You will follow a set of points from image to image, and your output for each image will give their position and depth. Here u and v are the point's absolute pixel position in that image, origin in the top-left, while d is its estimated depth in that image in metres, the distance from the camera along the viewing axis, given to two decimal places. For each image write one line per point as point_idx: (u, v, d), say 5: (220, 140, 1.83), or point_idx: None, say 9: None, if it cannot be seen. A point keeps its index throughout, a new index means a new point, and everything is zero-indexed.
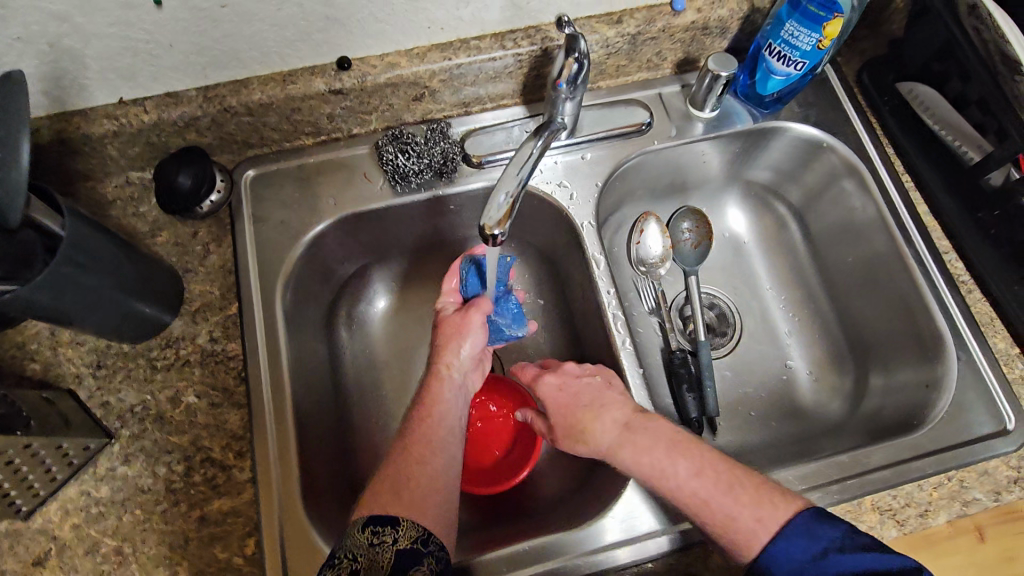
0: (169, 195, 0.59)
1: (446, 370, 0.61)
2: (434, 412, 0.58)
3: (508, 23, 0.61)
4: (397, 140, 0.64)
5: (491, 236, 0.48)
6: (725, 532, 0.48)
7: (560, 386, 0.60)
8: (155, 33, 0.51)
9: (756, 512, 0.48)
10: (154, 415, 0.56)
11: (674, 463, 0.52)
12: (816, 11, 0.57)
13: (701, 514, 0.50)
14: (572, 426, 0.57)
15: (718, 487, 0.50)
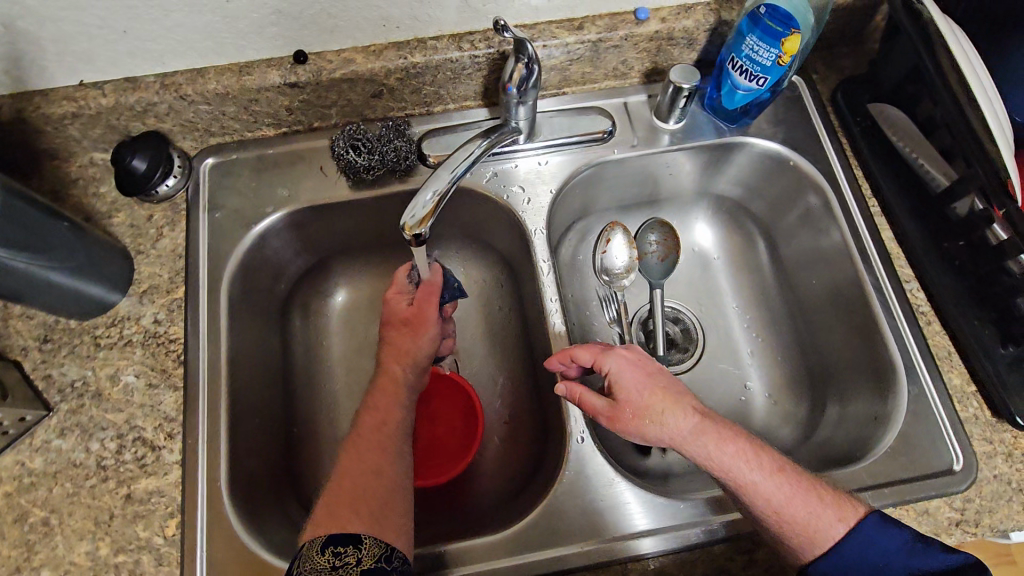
0: (124, 178, 0.61)
1: (400, 372, 0.59)
2: (387, 421, 0.56)
3: (466, 24, 0.61)
4: (349, 137, 0.64)
5: (414, 236, 0.51)
6: (807, 533, 0.49)
7: (638, 368, 0.56)
8: (109, 18, 0.52)
9: (841, 513, 0.50)
10: (92, 391, 0.57)
11: (753, 459, 0.52)
12: (775, 27, 0.56)
13: (775, 516, 0.50)
14: (655, 412, 0.53)
15: (793, 487, 0.51)
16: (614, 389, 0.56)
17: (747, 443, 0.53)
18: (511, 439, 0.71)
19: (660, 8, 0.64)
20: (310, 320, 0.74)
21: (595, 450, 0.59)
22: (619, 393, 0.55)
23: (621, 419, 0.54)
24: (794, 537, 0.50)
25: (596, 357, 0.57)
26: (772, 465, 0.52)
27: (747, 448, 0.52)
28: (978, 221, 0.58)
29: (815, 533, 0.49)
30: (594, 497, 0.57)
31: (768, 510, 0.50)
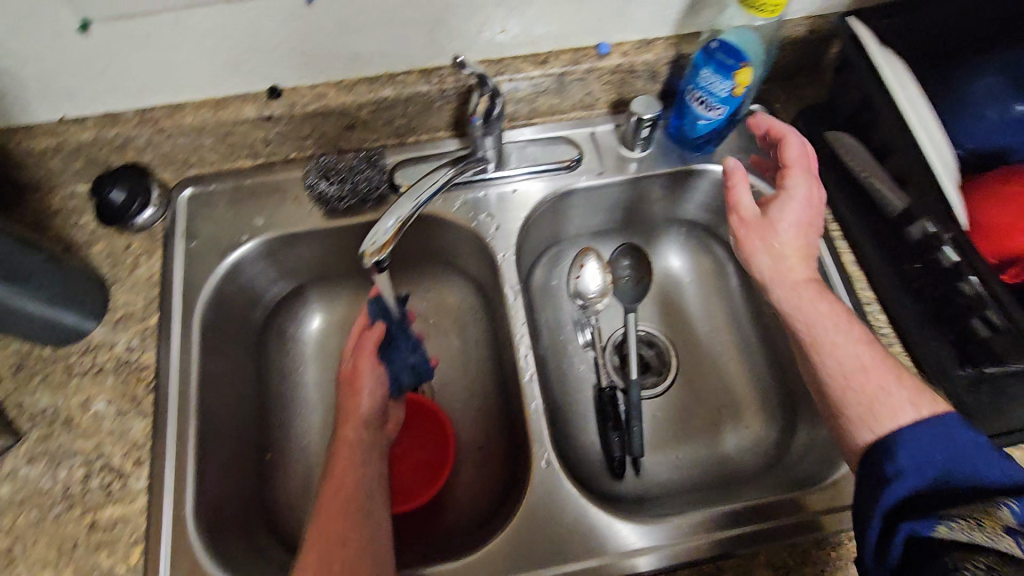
0: (103, 209, 0.63)
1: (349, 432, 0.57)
2: (343, 484, 0.52)
3: (434, 60, 0.64)
4: (320, 168, 0.67)
5: (373, 261, 0.52)
6: (876, 404, 0.48)
7: (813, 198, 0.58)
8: (88, 57, 0.55)
9: (916, 399, 0.47)
10: (62, 418, 0.58)
11: (843, 328, 0.52)
12: (726, 60, 0.59)
13: (856, 371, 0.50)
14: (791, 194, 0.58)
15: (881, 371, 0.49)
16: (766, 207, 0.59)
17: (850, 316, 0.53)
18: (484, 465, 0.71)
19: (622, 43, 0.67)
20: (285, 346, 0.74)
21: (560, 475, 0.59)
22: (774, 209, 0.57)
23: (753, 226, 0.58)
24: (863, 416, 0.48)
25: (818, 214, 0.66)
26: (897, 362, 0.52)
27: (846, 313, 0.54)
28: (930, 245, 0.59)
29: (875, 412, 0.48)
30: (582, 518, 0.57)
31: (840, 373, 0.51)
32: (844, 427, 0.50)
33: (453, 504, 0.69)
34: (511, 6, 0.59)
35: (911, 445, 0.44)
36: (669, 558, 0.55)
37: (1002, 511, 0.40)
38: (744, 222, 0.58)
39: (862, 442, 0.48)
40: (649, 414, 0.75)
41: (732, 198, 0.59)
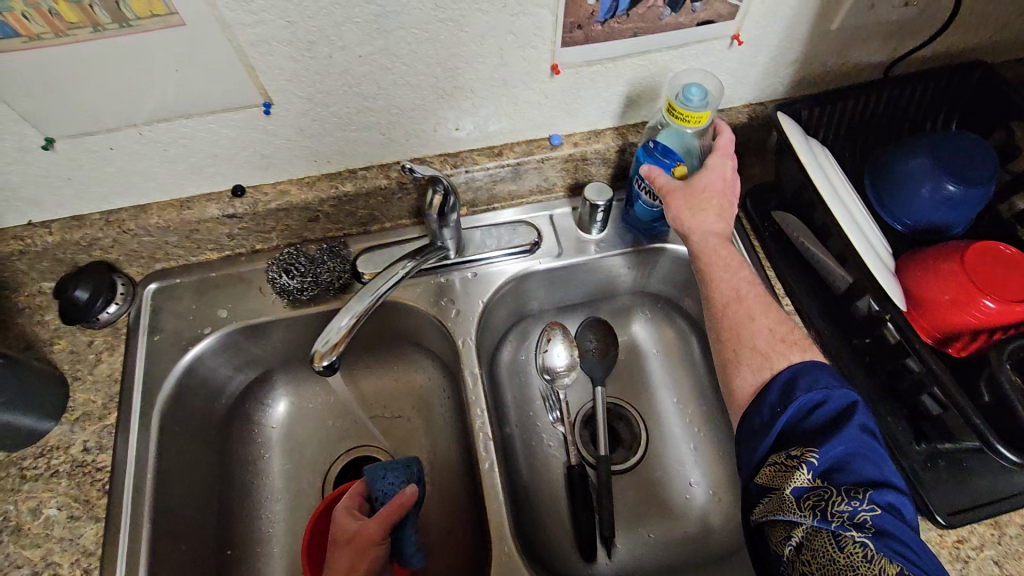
0: (66, 308, 0.64)
1: None
2: None
3: (393, 156, 0.67)
4: (281, 262, 0.67)
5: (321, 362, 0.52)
6: (745, 335, 0.57)
7: (733, 173, 0.63)
8: (54, 169, 0.57)
9: (773, 325, 0.57)
10: (12, 526, 0.57)
11: (733, 268, 0.61)
12: (662, 158, 0.64)
13: (734, 303, 0.59)
14: (717, 166, 0.62)
15: (755, 304, 0.59)
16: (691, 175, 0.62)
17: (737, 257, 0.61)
18: (452, 552, 0.69)
19: (573, 134, 0.70)
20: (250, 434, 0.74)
21: (522, 568, 0.59)
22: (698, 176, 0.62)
23: (680, 195, 0.62)
24: (731, 335, 0.58)
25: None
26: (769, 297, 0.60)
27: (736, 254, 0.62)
28: (876, 321, 0.61)
29: (746, 344, 0.56)
30: None
31: (724, 307, 0.60)
32: (725, 357, 0.58)
33: None
34: (462, 108, 0.63)
35: (772, 396, 0.52)
36: None
37: (800, 472, 0.46)
38: (672, 194, 0.62)
39: (742, 381, 0.55)
40: (619, 492, 0.74)
41: (655, 183, 0.63)
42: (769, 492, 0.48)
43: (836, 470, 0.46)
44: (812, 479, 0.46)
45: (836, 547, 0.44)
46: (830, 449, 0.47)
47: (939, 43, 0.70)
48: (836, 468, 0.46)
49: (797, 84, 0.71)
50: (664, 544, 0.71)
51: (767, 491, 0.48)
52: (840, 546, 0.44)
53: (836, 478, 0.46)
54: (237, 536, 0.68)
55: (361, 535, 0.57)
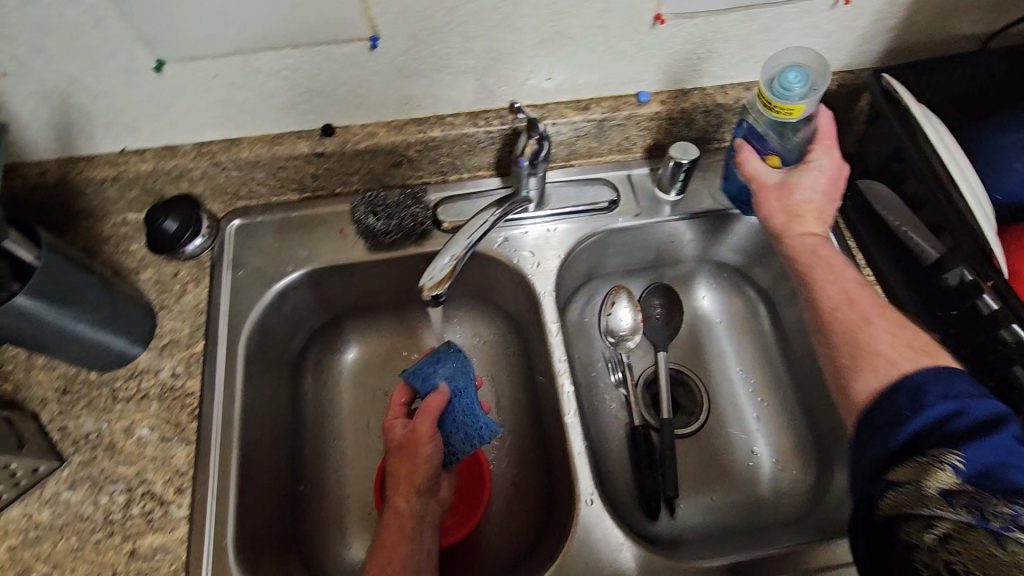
0: (154, 238, 0.64)
1: (404, 506, 0.58)
2: (393, 559, 0.54)
3: (482, 103, 0.67)
4: (369, 202, 0.68)
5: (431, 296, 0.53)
6: (864, 339, 0.54)
7: (838, 168, 0.61)
8: (156, 94, 0.58)
9: (895, 330, 0.54)
10: (106, 443, 0.58)
11: (839, 271, 0.58)
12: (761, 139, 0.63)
13: (844, 303, 0.57)
14: (820, 163, 0.60)
15: (871, 305, 0.56)
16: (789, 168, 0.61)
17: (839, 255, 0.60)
18: (516, 503, 0.70)
19: (661, 91, 0.69)
20: (321, 375, 0.75)
21: (603, 514, 0.59)
22: (796, 172, 0.60)
23: (773, 190, 0.61)
24: (847, 340, 0.55)
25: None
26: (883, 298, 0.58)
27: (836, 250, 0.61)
28: (969, 293, 0.60)
29: (867, 348, 0.53)
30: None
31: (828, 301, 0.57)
32: (843, 366, 0.55)
33: (482, 546, 0.68)
34: (559, 56, 0.62)
35: (902, 401, 0.48)
36: None
37: (944, 472, 0.43)
38: (763, 187, 0.62)
39: (861, 390, 0.52)
40: (682, 454, 0.75)
41: (748, 170, 0.62)
42: (902, 486, 0.44)
43: (985, 476, 0.42)
44: (960, 482, 0.42)
45: (990, 547, 0.40)
46: (978, 454, 0.43)
47: None
48: (986, 474, 0.42)
49: (893, 51, 0.69)
50: (726, 506, 0.72)
51: (898, 484, 0.44)
52: (995, 547, 0.40)
53: (985, 483, 0.42)
54: (310, 471, 0.69)
55: (411, 439, 0.59)
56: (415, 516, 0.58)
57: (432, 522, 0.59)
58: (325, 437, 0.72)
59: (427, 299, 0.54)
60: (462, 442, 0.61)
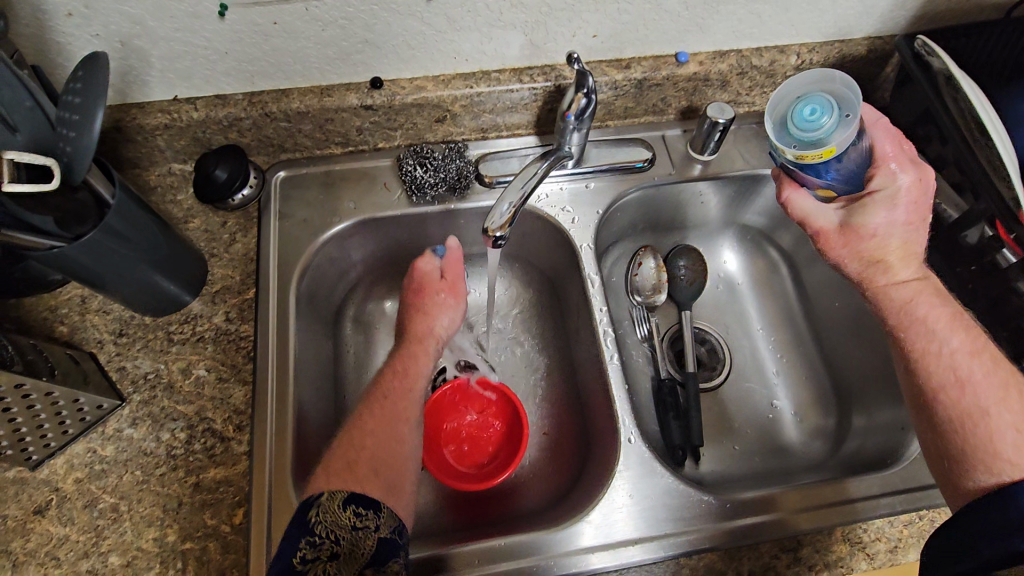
0: (204, 186, 0.65)
1: (434, 339, 0.67)
2: (413, 387, 0.62)
3: (527, 60, 0.68)
4: (416, 155, 0.70)
5: (492, 237, 0.55)
6: (979, 431, 0.50)
7: (912, 191, 0.55)
8: (215, 40, 0.58)
9: (1018, 423, 0.49)
10: (164, 383, 0.60)
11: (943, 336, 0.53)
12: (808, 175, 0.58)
13: (953, 385, 0.52)
14: (889, 195, 0.55)
15: (985, 376, 0.51)
16: (852, 210, 0.57)
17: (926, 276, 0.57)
18: (550, 450, 0.73)
19: (699, 53, 0.72)
20: (360, 327, 0.77)
21: (647, 453, 0.62)
22: (861, 214, 0.56)
23: (836, 235, 0.58)
24: (961, 426, 0.51)
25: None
26: (998, 349, 0.54)
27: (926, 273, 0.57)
28: (989, 247, 0.65)
29: (983, 434, 0.50)
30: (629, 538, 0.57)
31: (890, 304, 0.56)
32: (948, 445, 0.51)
33: (517, 491, 0.71)
34: (606, 14, 0.64)
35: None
36: (752, 531, 0.57)
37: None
38: (824, 232, 0.59)
39: (974, 484, 0.49)
40: (707, 406, 0.78)
41: (804, 218, 0.60)
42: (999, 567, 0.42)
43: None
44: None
45: None
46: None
47: None
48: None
49: (920, 20, 0.72)
50: (749, 454, 0.75)
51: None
52: None
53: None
54: None
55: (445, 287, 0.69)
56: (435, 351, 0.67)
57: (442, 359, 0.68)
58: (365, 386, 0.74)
59: (485, 241, 0.57)
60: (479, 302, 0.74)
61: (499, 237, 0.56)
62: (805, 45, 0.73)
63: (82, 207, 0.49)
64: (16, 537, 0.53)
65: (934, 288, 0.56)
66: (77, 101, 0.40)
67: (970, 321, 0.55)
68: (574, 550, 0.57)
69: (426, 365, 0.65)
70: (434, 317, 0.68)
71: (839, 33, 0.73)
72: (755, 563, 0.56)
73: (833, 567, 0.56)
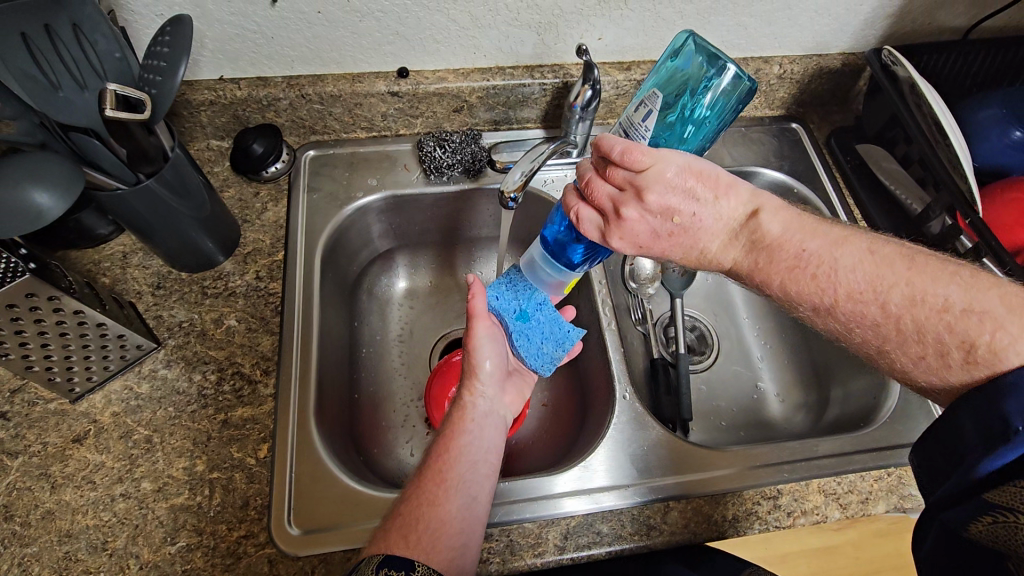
0: (242, 157, 0.72)
1: (470, 397, 0.63)
2: (452, 446, 0.59)
3: (538, 58, 0.76)
4: (436, 139, 0.78)
5: (507, 200, 0.62)
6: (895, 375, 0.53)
7: (641, 211, 0.53)
8: (263, 25, 0.66)
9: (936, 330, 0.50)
10: (197, 330, 0.65)
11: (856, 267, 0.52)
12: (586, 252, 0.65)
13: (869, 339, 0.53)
14: (631, 234, 0.55)
15: (876, 308, 0.51)
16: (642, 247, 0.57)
17: (742, 226, 0.56)
18: (550, 418, 0.79)
19: None
20: (374, 299, 0.83)
21: (638, 410, 0.67)
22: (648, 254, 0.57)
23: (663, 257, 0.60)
24: None
25: (626, 153, 0.52)
26: (860, 276, 0.52)
27: (738, 225, 0.56)
28: (950, 235, 0.71)
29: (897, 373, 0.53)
30: (618, 492, 0.61)
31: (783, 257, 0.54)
32: None
33: (521, 452, 0.76)
34: (611, 18, 0.72)
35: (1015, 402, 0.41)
36: (731, 483, 0.61)
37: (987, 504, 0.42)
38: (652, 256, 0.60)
39: None
40: (696, 384, 0.84)
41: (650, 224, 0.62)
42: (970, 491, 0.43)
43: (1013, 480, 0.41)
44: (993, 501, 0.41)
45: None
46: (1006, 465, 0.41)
47: (1013, 14, 0.80)
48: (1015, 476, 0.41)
49: (888, 39, 0.81)
50: (735, 428, 0.80)
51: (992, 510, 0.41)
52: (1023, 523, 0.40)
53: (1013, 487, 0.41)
54: (366, 382, 0.77)
55: (468, 340, 0.64)
56: (479, 409, 0.62)
57: (496, 417, 0.64)
58: (377, 353, 0.80)
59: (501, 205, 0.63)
60: (553, 349, 0.66)
61: (511, 200, 0.62)
62: (786, 56, 0.82)
63: (151, 152, 0.54)
64: (55, 462, 0.57)
65: (756, 250, 0.55)
66: (167, 49, 0.48)
67: (810, 266, 0.54)
68: (551, 496, 0.60)
69: (468, 435, 0.60)
70: (475, 358, 0.64)
71: (817, 47, 0.82)
72: (739, 510, 0.60)
73: (809, 514, 0.61)
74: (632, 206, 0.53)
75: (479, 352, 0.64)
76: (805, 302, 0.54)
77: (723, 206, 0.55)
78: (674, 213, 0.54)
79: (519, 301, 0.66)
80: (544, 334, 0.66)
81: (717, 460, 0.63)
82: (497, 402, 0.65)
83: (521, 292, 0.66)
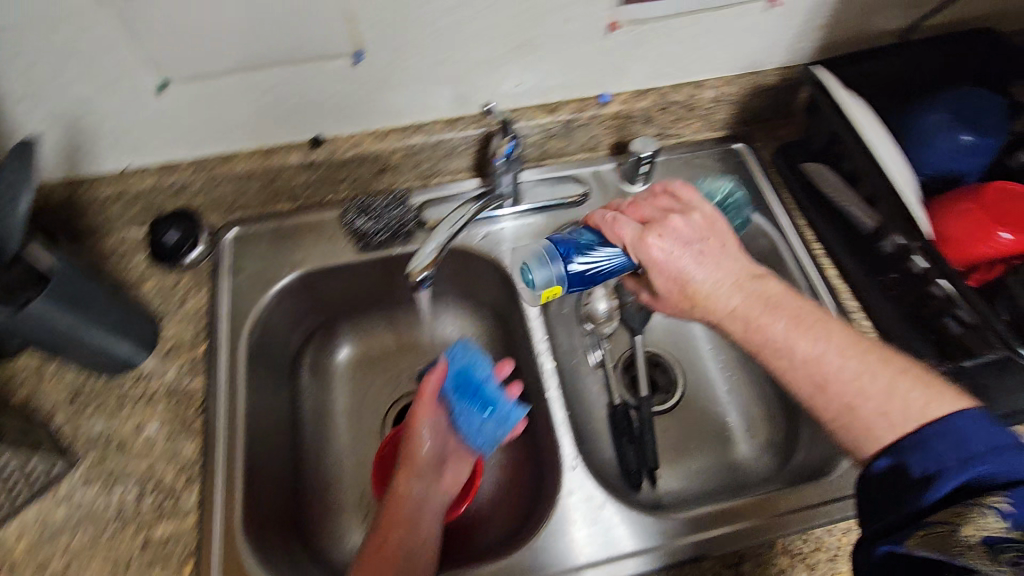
0: (157, 249, 0.69)
1: (405, 487, 0.60)
2: (386, 544, 0.55)
3: (458, 110, 0.73)
4: (358, 206, 0.74)
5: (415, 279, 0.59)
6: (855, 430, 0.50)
7: (692, 222, 0.58)
8: (157, 114, 0.63)
9: (888, 400, 0.49)
10: (116, 442, 0.61)
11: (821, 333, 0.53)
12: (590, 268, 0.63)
13: (819, 392, 0.52)
14: (676, 242, 0.57)
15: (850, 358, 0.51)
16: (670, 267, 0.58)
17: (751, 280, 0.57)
18: (508, 483, 0.75)
19: (621, 93, 0.76)
20: (318, 374, 0.79)
21: (587, 477, 0.64)
22: (674, 273, 0.57)
23: (676, 295, 0.58)
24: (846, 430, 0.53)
25: (684, 183, 0.63)
26: (847, 339, 0.53)
27: (749, 279, 0.57)
28: (904, 254, 0.66)
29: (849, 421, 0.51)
30: None
31: (764, 309, 0.55)
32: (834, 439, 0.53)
33: (480, 524, 0.72)
34: (527, 64, 0.68)
35: (938, 445, 0.44)
36: (685, 554, 0.59)
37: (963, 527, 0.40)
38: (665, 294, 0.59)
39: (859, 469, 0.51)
40: (660, 428, 0.80)
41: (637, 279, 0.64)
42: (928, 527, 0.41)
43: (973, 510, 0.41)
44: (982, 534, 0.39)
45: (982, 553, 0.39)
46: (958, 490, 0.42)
47: (953, 11, 0.76)
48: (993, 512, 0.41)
49: (824, 49, 0.78)
50: (703, 473, 0.77)
51: (930, 527, 0.41)
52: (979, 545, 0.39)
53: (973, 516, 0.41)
54: (312, 466, 0.73)
55: (412, 423, 0.62)
56: (413, 497, 0.60)
57: (434, 505, 0.61)
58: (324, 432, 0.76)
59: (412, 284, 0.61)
60: (495, 430, 0.61)
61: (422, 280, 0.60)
62: (721, 78, 0.78)
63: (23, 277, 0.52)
64: None
65: (762, 299, 0.55)
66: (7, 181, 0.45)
67: (806, 321, 0.54)
68: None
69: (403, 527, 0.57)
70: (416, 443, 0.61)
71: (752, 65, 0.78)
72: None
73: None
74: (677, 214, 0.59)
75: (420, 437, 0.62)
76: (798, 349, 0.53)
77: (740, 258, 0.59)
78: (709, 234, 0.58)
79: (468, 373, 0.61)
80: (487, 411, 0.61)
81: (673, 535, 0.60)
82: (433, 489, 0.62)
83: (467, 365, 0.61)
